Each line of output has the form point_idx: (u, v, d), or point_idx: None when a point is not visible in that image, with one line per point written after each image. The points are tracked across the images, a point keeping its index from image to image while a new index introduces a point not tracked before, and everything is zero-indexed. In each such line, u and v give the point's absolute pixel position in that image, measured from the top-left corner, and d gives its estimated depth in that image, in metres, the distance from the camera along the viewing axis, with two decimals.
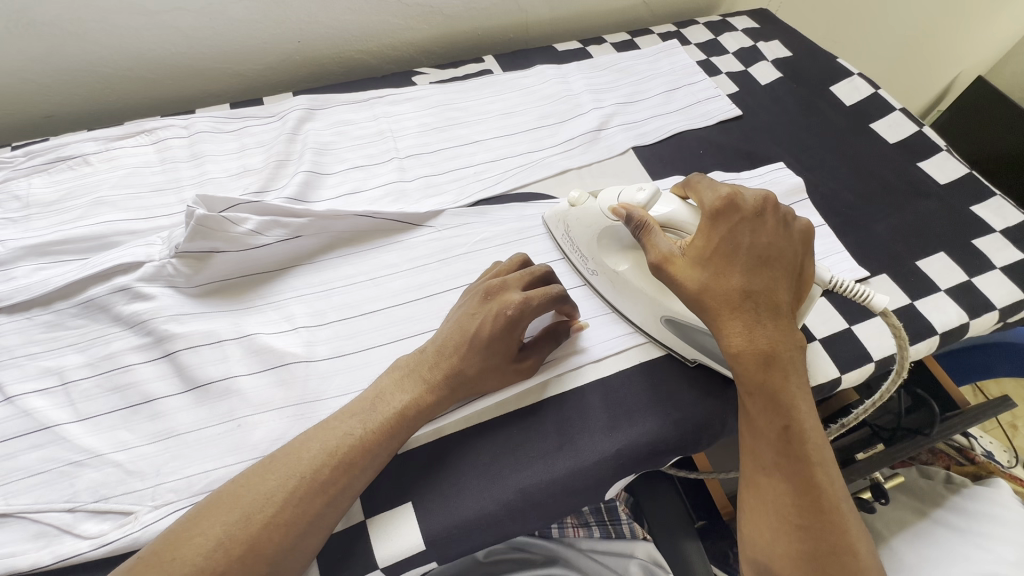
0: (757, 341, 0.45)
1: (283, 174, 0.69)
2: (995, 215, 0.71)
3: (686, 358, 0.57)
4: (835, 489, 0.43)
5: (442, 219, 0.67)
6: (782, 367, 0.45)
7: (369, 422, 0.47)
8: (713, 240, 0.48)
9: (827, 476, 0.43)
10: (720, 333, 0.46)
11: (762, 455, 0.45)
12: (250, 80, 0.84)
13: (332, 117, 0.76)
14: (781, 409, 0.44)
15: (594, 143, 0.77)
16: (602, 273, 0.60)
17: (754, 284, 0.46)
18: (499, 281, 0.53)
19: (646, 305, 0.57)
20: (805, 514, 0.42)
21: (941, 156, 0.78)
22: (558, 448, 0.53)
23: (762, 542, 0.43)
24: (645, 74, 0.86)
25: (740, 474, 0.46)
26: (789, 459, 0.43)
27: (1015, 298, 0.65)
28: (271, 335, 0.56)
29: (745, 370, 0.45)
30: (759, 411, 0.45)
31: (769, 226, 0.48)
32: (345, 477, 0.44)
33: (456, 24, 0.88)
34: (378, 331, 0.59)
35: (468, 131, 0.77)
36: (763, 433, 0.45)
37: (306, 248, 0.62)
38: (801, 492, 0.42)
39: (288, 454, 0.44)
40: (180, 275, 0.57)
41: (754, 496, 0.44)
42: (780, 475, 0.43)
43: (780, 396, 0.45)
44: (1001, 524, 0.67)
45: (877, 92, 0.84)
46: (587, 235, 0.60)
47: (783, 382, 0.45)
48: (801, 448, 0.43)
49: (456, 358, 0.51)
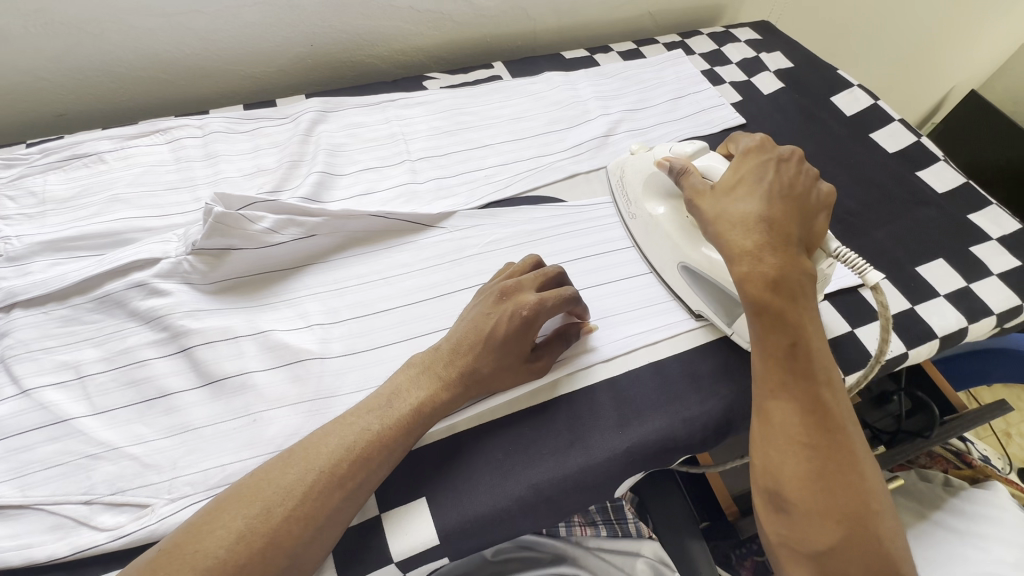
0: (769, 264, 0.46)
1: (296, 175, 0.70)
2: (991, 223, 0.73)
3: (691, 308, 0.63)
4: (841, 412, 0.45)
5: (453, 221, 0.68)
6: (792, 290, 0.46)
7: (385, 417, 0.47)
8: (738, 175, 0.52)
9: (832, 400, 0.45)
10: (733, 256, 0.48)
11: (772, 379, 0.46)
12: (263, 82, 0.85)
13: (344, 119, 0.77)
14: (789, 331, 0.46)
15: (603, 148, 0.79)
16: (639, 217, 0.66)
17: (771, 212, 0.48)
18: (514, 282, 0.54)
19: (669, 251, 0.62)
20: (814, 434, 0.43)
21: (939, 165, 0.80)
22: (569, 444, 0.53)
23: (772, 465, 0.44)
24: (651, 82, 0.88)
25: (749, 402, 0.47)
26: (797, 382, 0.45)
27: (1012, 303, 0.66)
28: (286, 332, 0.57)
29: (754, 291, 0.46)
30: (767, 335, 0.46)
31: (791, 168, 0.52)
32: (362, 472, 0.45)
33: (466, 30, 0.90)
34: (391, 329, 0.60)
35: (478, 135, 0.78)
36: (772, 357, 0.46)
37: (320, 247, 0.63)
38: (809, 413, 0.44)
39: (308, 447, 0.45)
40: (196, 271, 0.58)
41: (763, 420, 0.46)
42: (788, 397, 0.45)
43: (789, 319, 0.46)
44: (998, 525, 0.69)
45: (876, 103, 0.87)
46: (636, 180, 0.66)
47: (792, 307, 0.46)
48: (808, 371, 0.45)
49: (471, 355, 0.51)
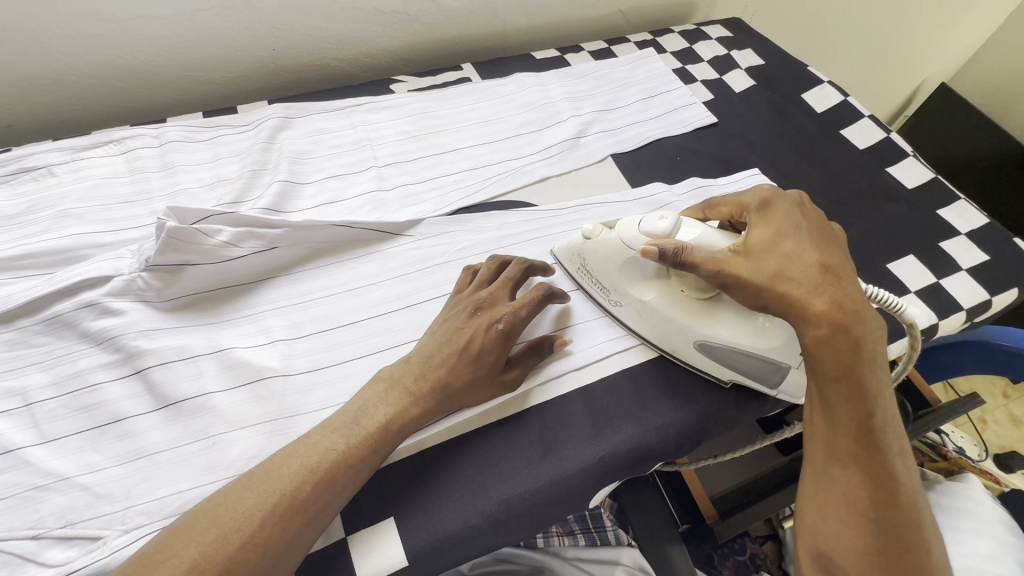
0: (844, 328, 0.45)
1: (257, 184, 0.68)
2: (960, 218, 0.74)
3: (722, 380, 0.57)
4: (909, 485, 0.45)
5: (421, 228, 0.66)
6: (865, 354, 0.46)
7: (352, 436, 0.46)
8: (773, 230, 0.50)
9: (901, 471, 0.45)
10: (805, 317, 0.46)
11: (839, 448, 0.45)
12: (225, 88, 0.82)
13: (309, 125, 0.75)
14: (863, 397, 0.45)
15: (574, 150, 0.77)
16: (627, 303, 0.58)
17: (831, 269, 0.48)
18: (489, 295, 0.54)
19: (680, 333, 0.56)
20: (878, 509, 0.43)
21: (908, 161, 0.80)
22: (541, 456, 0.52)
23: (826, 533, 0.44)
24: (622, 82, 0.87)
25: (808, 465, 0.47)
26: (868, 452, 0.44)
27: (981, 298, 0.67)
28: (247, 349, 0.55)
29: (829, 355, 0.45)
30: (842, 400, 0.45)
31: (816, 214, 0.52)
32: (327, 494, 0.43)
33: (433, 31, 0.88)
34: (357, 343, 0.58)
35: (446, 139, 0.77)
36: (843, 423, 0.45)
37: (282, 260, 0.61)
38: (876, 483, 0.44)
39: (268, 470, 0.43)
40: (151, 289, 0.55)
41: (825, 486, 0.45)
42: (857, 466, 0.44)
43: (863, 386, 0.45)
44: (973, 518, 0.70)
45: (846, 99, 0.87)
46: (606, 267, 0.58)
47: (866, 372, 0.45)
48: (879, 441, 0.45)
49: (443, 367, 0.50)
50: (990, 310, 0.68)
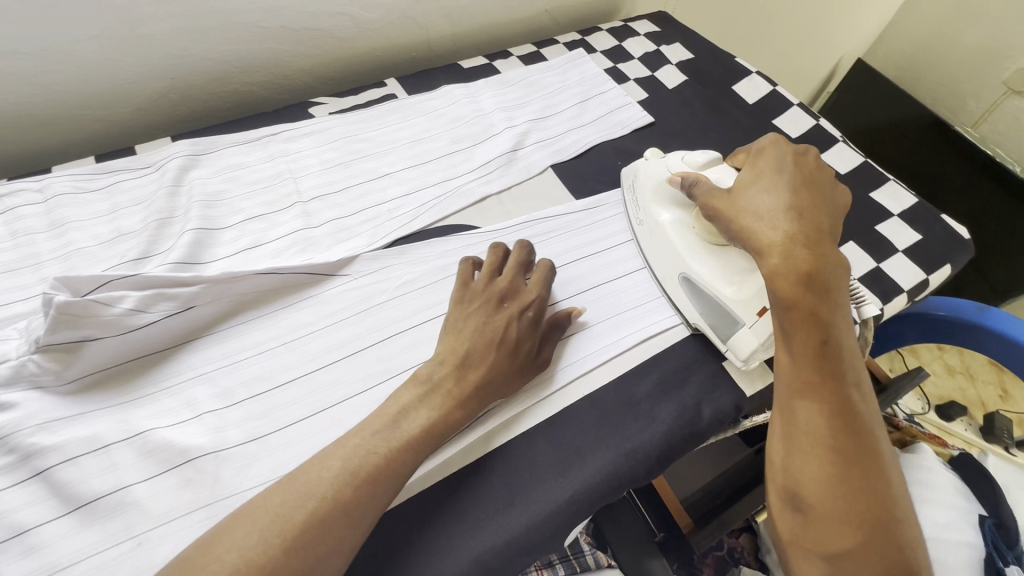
0: (795, 261, 0.48)
1: (166, 235, 0.60)
2: (892, 199, 0.76)
3: (688, 322, 0.62)
4: (869, 418, 0.43)
5: (357, 266, 0.62)
6: (821, 283, 0.47)
7: (393, 440, 0.44)
8: (757, 173, 0.56)
9: (861, 402, 0.44)
10: (762, 252, 0.50)
11: (800, 377, 0.45)
12: (121, 124, 0.74)
13: (221, 161, 0.68)
14: (819, 324, 0.46)
15: (512, 164, 0.74)
16: (646, 223, 0.65)
17: (796, 208, 0.51)
18: (508, 284, 0.54)
19: (673, 261, 0.62)
20: (839, 437, 0.42)
21: (838, 147, 0.82)
22: (509, 503, 0.50)
23: (793, 466, 0.42)
24: (555, 87, 0.85)
25: (772, 402, 0.46)
26: (823, 378, 0.44)
27: (919, 278, 0.69)
28: (168, 429, 0.49)
29: (781, 285, 0.47)
30: (799, 327, 0.46)
31: (806, 163, 0.56)
32: (370, 496, 0.41)
33: (351, 46, 0.83)
34: (297, 404, 0.53)
35: (376, 164, 0.72)
36: (801, 350, 0.45)
37: (202, 319, 0.55)
38: (835, 412, 0.43)
39: (307, 470, 0.41)
40: (46, 373, 0.48)
41: (786, 420, 0.44)
42: (813, 394, 0.44)
43: (818, 313, 0.46)
44: (926, 487, 0.73)
45: (774, 88, 0.88)
46: (649, 185, 0.66)
47: (821, 303, 0.46)
48: (835, 367, 0.44)
49: (485, 367, 0.49)
50: (928, 287, 0.70)
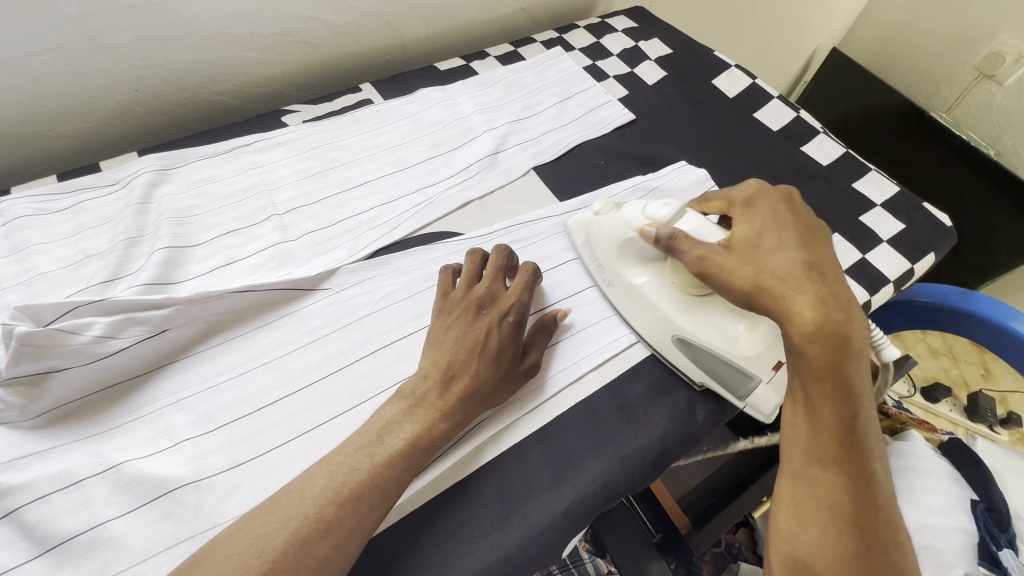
0: (828, 326, 0.43)
1: (135, 255, 0.58)
2: (874, 189, 0.76)
3: (693, 381, 0.57)
4: (887, 489, 0.42)
5: (338, 279, 0.60)
6: (852, 352, 0.43)
7: (376, 455, 0.42)
8: (758, 227, 0.50)
9: (882, 473, 0.42)
10: (788, 313, 0.44)
11: (818, 448, 0.43)
12: (85, 140, 0.71)
13: (191, 175, 0.66)
14: (847, 396, 0.42)
15: (493, 167, 0.73)
16: (618, 285, 0.60)
17: (813, 261, 0.46)
18: (487, 290, 0.53)
19: (660, 323, 0.57)
20: (859, 513, 0.40)
21: (819, 138, 0.82)
22: (504, 518, 0.48)
23: (800, 535, 0.42)
24: (534, 87, 0.83)
25: (787, 468, 0.44)
26: (850, 452, 0.41)
27: (904, 268, 0.69)
28: (145, 460, 0.47)
29: (812, 353, 0.43)
30: (827, 398, 0.42)
31: (801, 208, 0.52)
32: (355, 516, 0.40)
33: (323, 51, 0.80)
34: (280, 426, 0.51)
35: (353, 172, 0.70)
36: (827, 424, 0.42)
37: (177, 342, 0.53)
38: (857, 487, 0.41)
39: (288, 493, 0.40)
40: (10, 408, 0.45)
41: (802, 489, 0.43)
42: (835, 467, 0.42)
43: (849, 384, 0.42)
44: (919, 475, 0.73)
45: (754, 82, 0.87)
46: (608, 244, 0.60)
47: (852, 371, 0.42)
48: (862, 441, 0.42)
49: (467, 376, 0.48)
50: (913, 276, 0.70)
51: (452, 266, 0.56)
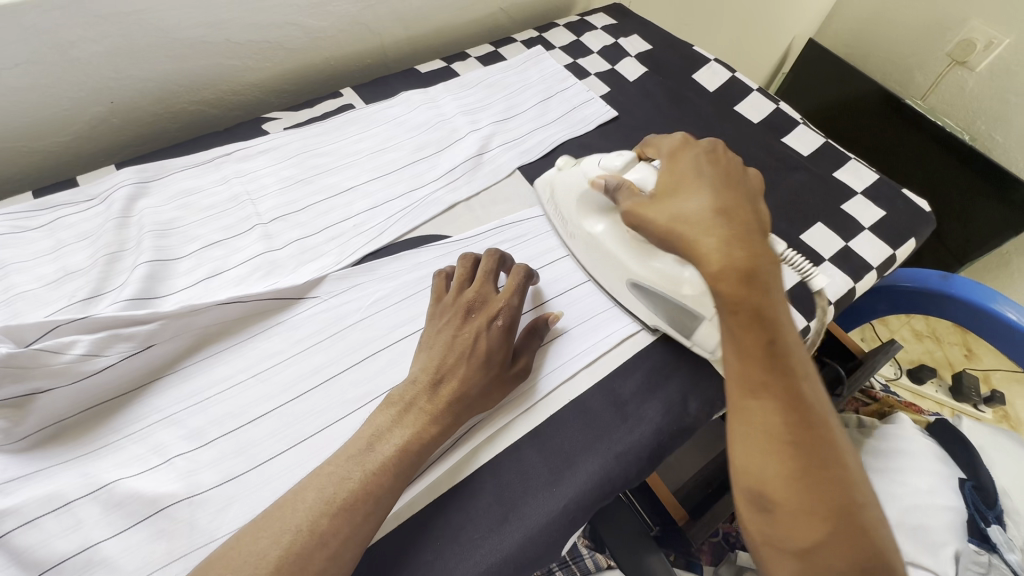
0: (735, 257, 0.40)
1: (117, 270, 0.57)
2: (855, 177, 0.77)
3: (648, 326, 0.60)
4: (822, 409, 0.39)
5: (326, 287, 0.59)
6: (764, 282, 0.40)
7: (368, 463, 0.42)
8: (677, 174, 0.49)
9: (813, 393, 0.40)
10: (695, 256, 0.42)
11: (749, 376, 0.40)
12: (59, 155, 0.69)
13: (171, 187, 0.65)
14: (766, 325, 0.40)
15: (478, 169, 0.73)
16: (579, 236, 0.62)
17: (722, 203, 0.44)
18: (477, 293, 0.53)
19: (616, 269, 0.59)
20: (796, 433, 0.38)
21: (799, 129, 0.83)
22: (503, 520, 0.48)
23: (751, 468, 0.39)
24: (516, 86, 0.83)
25: (726, 407, 0.42)
26: (777, 376, 0.39)
27: (886, 255, 0.70)
28: (136, 478, 0.46)
29: (725, 289, 0.40)
30: (746, 331, 0.40)
31: (722, 155, 0.50)
32: (349, 526, 0.39)
33: (302, 57, 0.79)
34: (273, 438, 0.51)
35: (337, 178, 0.69)
36: (753, 355, 0.40)
37: (164, 356, 0.52)
38: (791, 411, 0.38)
39: (281, 507, 0.40)
40: None
41: (740, 422, 0.40)
42: (768, 396, 0.39)
43: (765, 313, 0.40)
44: (909, 457, 0.75)
45: (733, 75, 0.88)
46: (570, 197, 0.63)
47: (766, 299, 0.40)
48: (789, 365, 0.40)
49: (456, 380, 0.47)
50: (896, 262, 0.71)
51: (445, 270, 0.57)
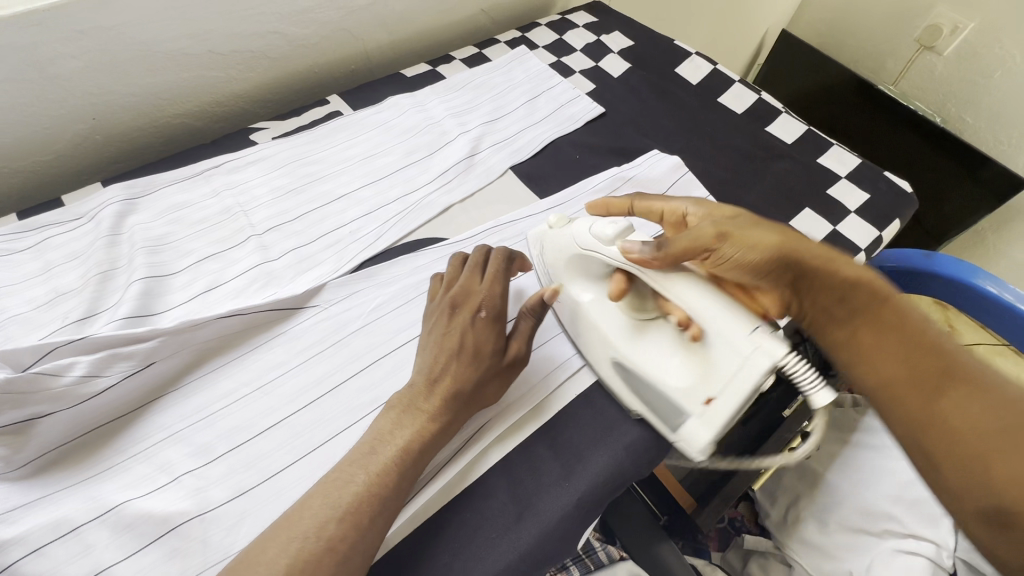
0: (846, 271, 0.46)
1: (111, 288, 0.56)
2: (838, 163, 0.79)
3: (631, 410, 0.54)
4: (1016, 390, 0.39)
5: (326, 295, 0.59)
6: (876, 289, 0.46)
7: (372, 466, 0.42)
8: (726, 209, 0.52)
9: (994, 381, 0.39)
10: (812, 271, 0.47)
11: (914, 383, 0.41)
12: (42, 175, 0.68)
13: (161, 203, 0.64)
14: (896, 326, 0.44)
15: (471, 170, 0.73)
16: (563, 299, 0.58)
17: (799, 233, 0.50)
18: (462, 288, 0.52)
19: (601, 345, 0.54)
20: (1003, 420, 0.37)
21: (782, 117, 0.85)
22: (518, 517, 0.48)
23: (973, 476, 0.37)
24: (502, 87, 0.84)
25: (909, 428, 0.41)
26: (937, 373, 0.41)
27: (873, 236, 0.72)
28: (145, 498, 0.45)
29: (846, 301, 0.46)
30: (882, 335, 0.44)
31: None
32: (356, 531, 0.39)
33: (286, 65, 0.79)
34: (282, 449, 0.50)
35: (330, 186, 0.69)
36: (905, 359, 0.42)
37: (165, 373, 0.51)
38: (981, 400, 0.39)
39: (292, 516, 0.39)
40: None
41: (937, 431, 0.39)
42: (946, 393, 0.40)
43: (892, 314, 0.44)
44: None
45: (715, 67, 0.90)
46: (558, 258, 0.57)
47: (888, 304, 0.45)
48: (947, 361, 0.41)
49: (449, 378, 0.47)
50: (881, 244, 0.73)
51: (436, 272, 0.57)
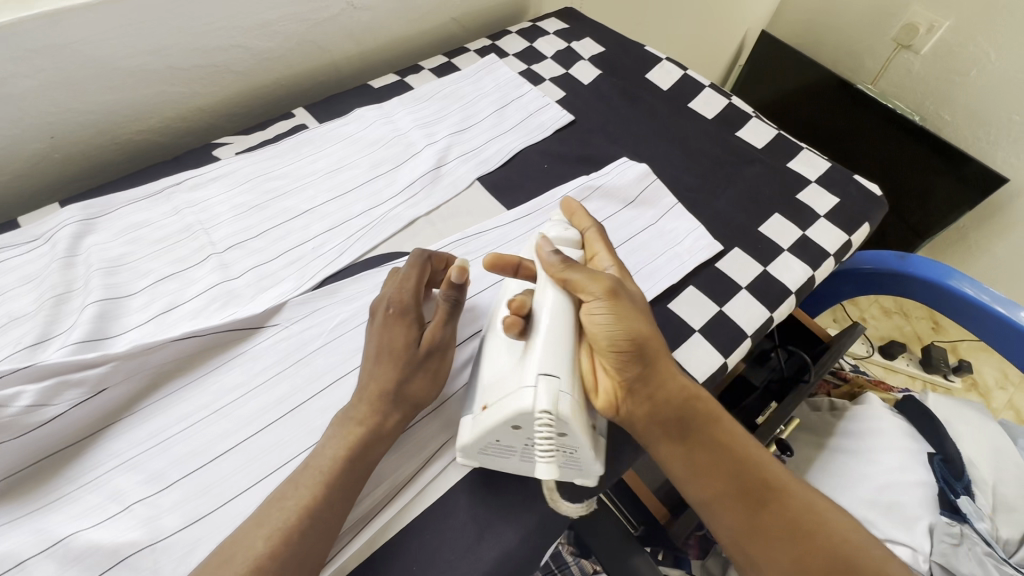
0: (683, 390, 0.51)
1: (65, 311, 0.55)
2: (808, 166, 0.79)
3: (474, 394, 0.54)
4: (800, 497, 0.50)
5: (287, 313, 0.58)
6: (707, 411, 0.52)
7: (303, 482, 0.43)
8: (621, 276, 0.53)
9: (785, 491, 0.50)
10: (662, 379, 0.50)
11: (730, 500, 0.50)
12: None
13: (120, 222, 0.63)
14: (717, 447, 0.52)
15: (437, 181, 0.72)
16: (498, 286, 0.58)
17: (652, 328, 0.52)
18: (379, 293, 0.52)
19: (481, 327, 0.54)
20: (794, 532, 0.48)
21: (752, 122, 0.84)
22: (479, 538, 0.48)
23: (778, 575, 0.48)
24: (471, 96, 0.83)
25: (731, 536, 0.51)
26: (745, 492, 0.50)
27: (842, 240, 0.72)
28: (95, 528, 0.44)
29: (688, 423, 0.51)
30: (711, 459, 0.51)
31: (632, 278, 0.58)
32: (286, 550, 0.40)
33: (250, 79, 0.78)
34: (239, 474, 0.49)
35: (293, 201, 0.68)
36: (726, 481, 0.51)
37: (119, 398, 0.50)
38: (779, 515, 0.49)
39: (233, 544, 0.40)
40: None
41: (751, 542, 0.50)
42: (756, 510, 0.50)
43: (718, 439, 0.52)
44: (879, 435, 0.77)
45: (685, 73, 0.89)
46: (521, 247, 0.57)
47: (715, 427, 0.52)
48: (753, 477, 0.51)
49: (368, 382, 0.47)
50: (852, 247, 0.73)
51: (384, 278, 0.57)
